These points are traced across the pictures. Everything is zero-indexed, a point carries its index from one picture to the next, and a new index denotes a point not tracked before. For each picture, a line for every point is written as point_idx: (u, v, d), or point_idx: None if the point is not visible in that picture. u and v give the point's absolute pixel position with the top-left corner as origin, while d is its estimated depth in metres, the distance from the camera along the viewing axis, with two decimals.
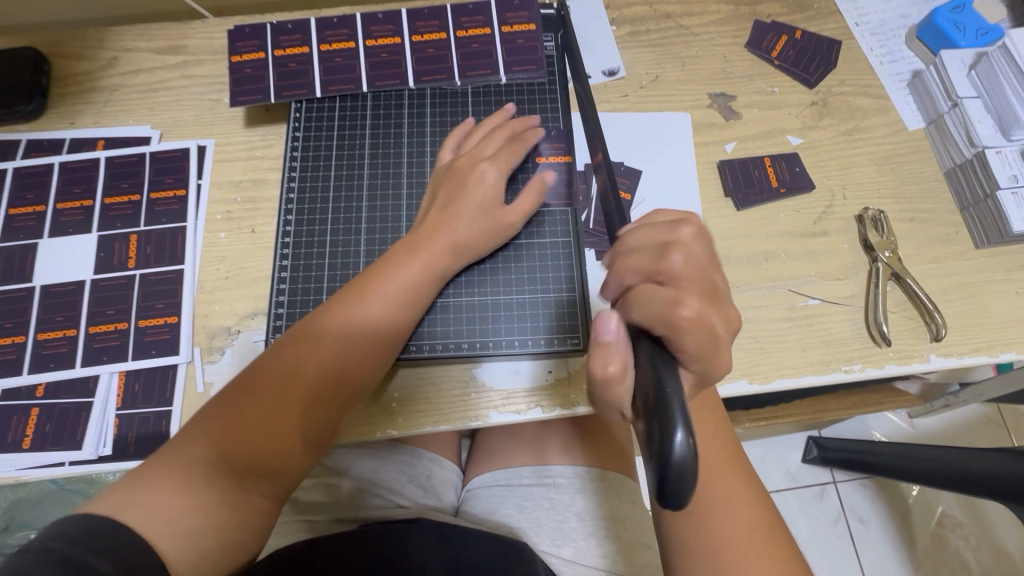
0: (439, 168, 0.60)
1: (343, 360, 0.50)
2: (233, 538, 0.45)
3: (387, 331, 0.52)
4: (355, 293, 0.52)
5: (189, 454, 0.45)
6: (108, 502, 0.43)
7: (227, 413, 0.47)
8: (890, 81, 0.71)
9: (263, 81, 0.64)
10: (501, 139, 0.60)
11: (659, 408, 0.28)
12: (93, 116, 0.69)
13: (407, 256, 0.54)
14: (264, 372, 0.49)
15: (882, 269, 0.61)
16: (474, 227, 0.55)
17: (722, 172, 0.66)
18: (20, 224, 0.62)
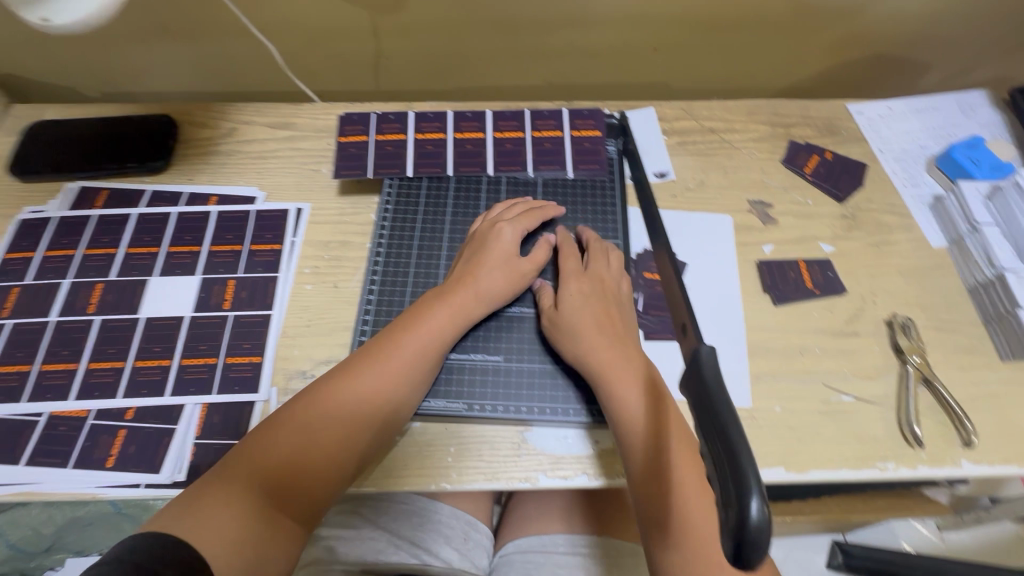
0: (470, 232, 0.69)
1: (371, 389, 0.56)
2: (270, 557, 0.49)
3: (416, 363, 0.58)
4: (389, 334, 0.60)
5: (234, 474, 0.51)
6: (169, 518, 0.48)
7: (267, 439, 0.53)
8: (913, 202, 0.79)
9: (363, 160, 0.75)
10: (521, 209, 0.70)
11: (737, 478, 0.32)
12: (208, 175, 0.79)
13: (435, 304, 0.62)
14: (301, 402, 0.55)
15: (912, 372, 0.66)
16: (499, 282, 0.63)
17: (761, 271, 0.73)
18: (136, 261, 0.71)
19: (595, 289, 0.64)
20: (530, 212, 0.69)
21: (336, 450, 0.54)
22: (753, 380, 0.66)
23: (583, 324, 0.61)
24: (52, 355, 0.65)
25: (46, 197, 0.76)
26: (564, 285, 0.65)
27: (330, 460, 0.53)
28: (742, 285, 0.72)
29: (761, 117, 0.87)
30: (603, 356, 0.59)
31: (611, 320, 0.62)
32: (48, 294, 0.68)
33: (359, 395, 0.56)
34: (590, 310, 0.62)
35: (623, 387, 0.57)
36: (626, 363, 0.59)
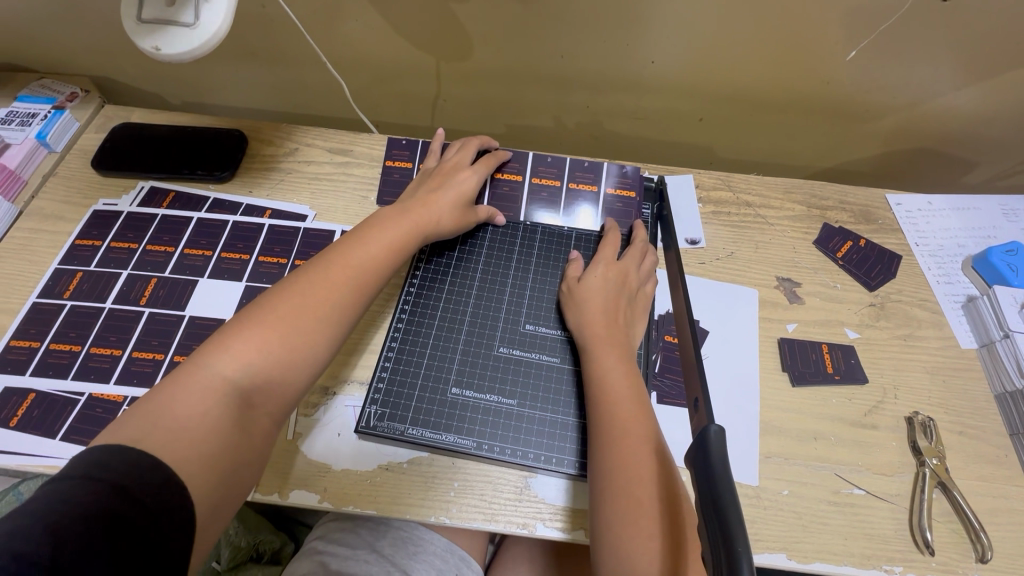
0: (425, 175, 0.76)
1: (340, 284, 0.60)
2: (243, 455, 0.50)
3: (384, 265, 0.64)
4: (356, 244, 0.64)
5: (199, 375, 0.50)
6: (129, 426, 0.46)
7: (228, 335, 0.54)
8: (946, 301, 0.79)
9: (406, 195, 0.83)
10: (473, 154, 0.78)
11: (730, 562, 0.32)
12: (266, 190, 0.85)
13: (389, 225, 0.67)
14: (258, 306, 0.57)
15: (928, 475, 0.64)
16: (453, 213, 0.72)
17: (781, 349, 0.73)
18: (190, 262, 0.76)
19: (616, 276, 0.69)
20: (482, 160, 0.78)
21: (307, 335, 0.56)
22: (762, 460, 0.66)
23: (591, 297, 0.67)
24: (101, 339, 0.69)
25: (120, 192, 0.83)
26: (592, 265, 0.71)
27: (300, 347, 0.56)
28: (761, 361, 0.73)
29: (797, 196, 0.88)
30: (601, 331, 0.65)
31: (620, 302, 0.67)
32: (107, 282, 0.74)
33: (322, 297, 0.59)
34: (607, 291, 0.68)
35: (605, 362, 0.62)
36: (617, 342, 0.64)
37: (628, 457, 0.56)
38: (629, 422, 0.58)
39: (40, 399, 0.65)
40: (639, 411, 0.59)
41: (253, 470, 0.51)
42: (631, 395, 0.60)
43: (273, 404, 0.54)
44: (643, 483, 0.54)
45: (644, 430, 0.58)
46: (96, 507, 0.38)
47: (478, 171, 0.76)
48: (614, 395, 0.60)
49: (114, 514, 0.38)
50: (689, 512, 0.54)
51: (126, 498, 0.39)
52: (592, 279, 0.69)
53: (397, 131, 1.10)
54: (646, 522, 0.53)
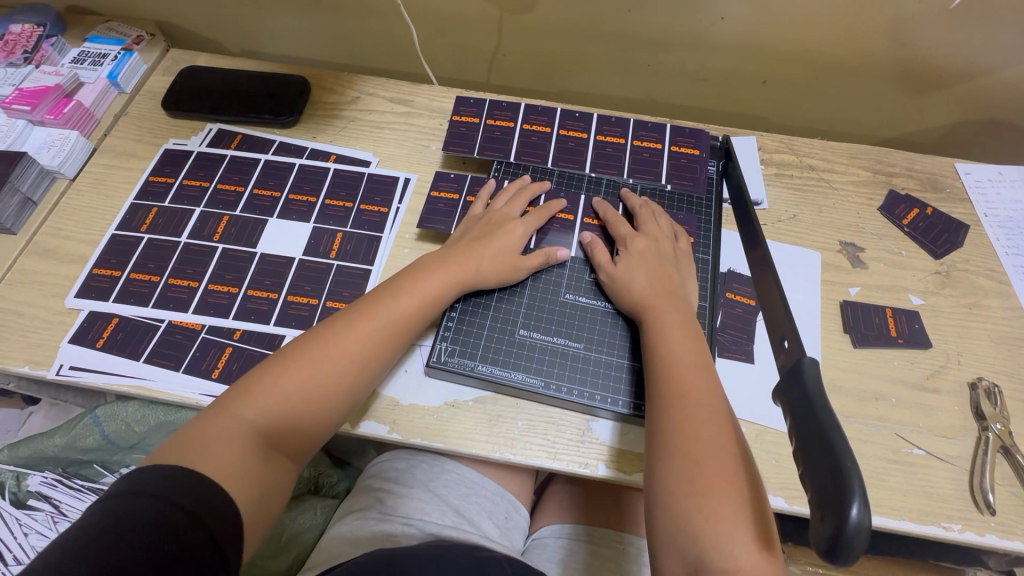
0: (472, 218, 0.71)
1: (368, 340, 0.60)
2: (270, 490, 0.52)
3: (414, 318, 0.63)
4: (389, 293, 0.63)
5: (230, 411, 0.53)
6: (170, 455, 0.49)
7: (260, 381, 0.55)
8: (1014, 273, 0.77)
9: (461, 178, 0.78)
10: (523, 200, 0.72)
11: (839, 483, 0.33)
12: (330, 136, 0.86)
13: (428, 272, 0.65)
14: (290, 353, 0.58)
15: (991, 439, 0.64)
16: (498, 264, 0.66)
17: (844, 311, 0.73)
18: (259, 202, 0.78)
19: (648, 250, 0.67)
20: (536, 210, 0.72)
21: (331, 393, 0.57)
22: None
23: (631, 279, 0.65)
24: (178, 272, 0.72)
25: (189, 133, 0.85)
26: (621, 244, 0.69)
27: (323, 401, 0.56)
28: (822, 322, 0.73)
29: (862, 162, 0.86)
30: (652, 305, 0.63)
31: (664, 275, 0.65)
32: (181, 218, 0.76)
33: (350, 346, 0.59)
34: (646, 266, 0.66)
35: (667, 329, 0.61)
36: (672, 311, 0.62)
37: (688, 416, 0.54)
38: (690, 379, 0.56)
39: (123, 324, 0.68)
40: (701, 370, 0.57)
41: (280, 500, 0.54)
42: (692, 353, 0.58)
43: (297, 444, 0.56)
44: (704, 443, 0.52)
45: (706, 388, 0.56)
46: (152, 515, 0.42)
47: (531, 223, 0.70)
48: (674, 354, 0.58)
49: (175, 522, 0.43)
50: (757, 482, 0.50)
51: (182, 509, 0.44)
52: (618, 267, 0.67)
53: (449, 84, 1.09)
54: (711, 481, 0.49)
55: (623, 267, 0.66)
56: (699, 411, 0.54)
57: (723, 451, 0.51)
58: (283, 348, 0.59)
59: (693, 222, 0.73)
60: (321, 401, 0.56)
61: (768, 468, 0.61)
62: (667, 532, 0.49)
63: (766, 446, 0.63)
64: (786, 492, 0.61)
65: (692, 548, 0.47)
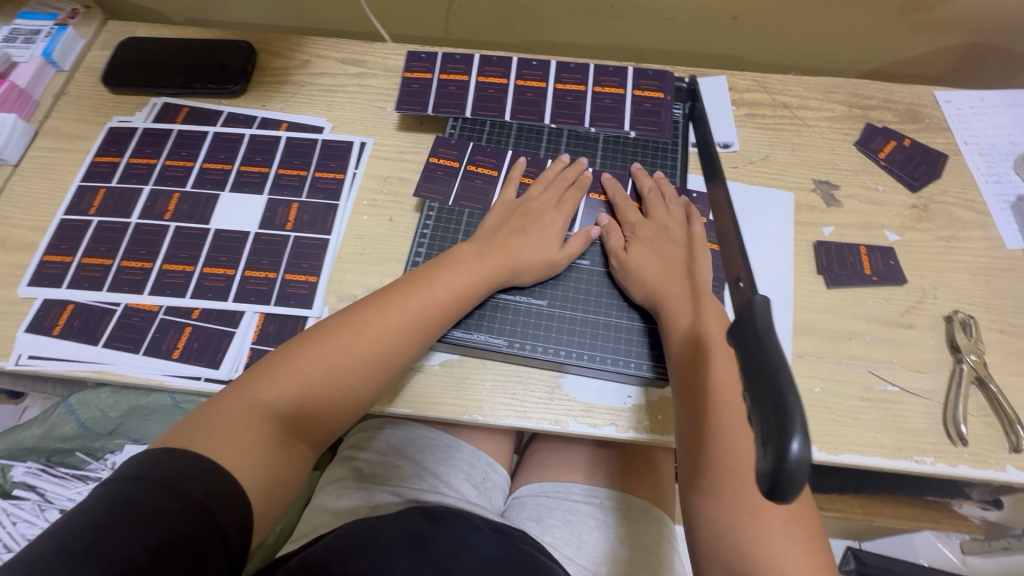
0: (505, 204, 0.68)
1: (397, 335, 0.58)
2: (282, 479, 0.51)
3: (444, 310, 0.60)
4: (421, 282, 0.61)
5: (251, 394, 0.53)
6: (188, 433, 0.49)
7: (283, 369, 0.55)
8: (994, 201, 0.75)
9: (463, 145, 0.73)
10: (562, 189, 0.69)
11: (780, 418, 0.32)
12: (281, 103, 0.82)
13: (461, 260, 0.63)
14: (317, 343, 0.57)
15: (966, 371, 0.63)
16: (531, 259, 0.64)
17: (818, 252, 0.71)
18: (210, 176, 0.75)
19: (660, 236, 0.65)
20: (568, 196, 0.68)
21: (355, 389, 0.56)
22: (795, 359, 0.65)
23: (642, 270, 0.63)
24: (131, 253, 0.70)
25: (134, 109, 0.81)
26: (631, 230, 0.66)
27: (348, 395, 0.56)
28: (795, 264, 0.71)
29: (838, 96, 0.83)
30: (670, 295, 0.61)
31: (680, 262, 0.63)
32: (130, 198, 0.73)
33: (376, 340, 0.57)
34: (659, 253, 0.64)
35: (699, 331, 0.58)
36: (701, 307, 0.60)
37: (732, 428, 0.53)
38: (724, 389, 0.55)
39: (79, 310, 0.67)
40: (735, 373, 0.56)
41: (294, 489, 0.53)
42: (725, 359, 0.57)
43: (316, 432, 0.55)
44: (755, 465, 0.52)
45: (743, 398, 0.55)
46: (156, 506, 0.41)
47: (567, 212, 0.67)
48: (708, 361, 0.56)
49: (180, 514, 0.42)
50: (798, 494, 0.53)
51: (187, 500, 0.43)
52: (629, 254, 0.64)
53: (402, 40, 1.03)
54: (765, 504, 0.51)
55: (634, 255, 0.64)
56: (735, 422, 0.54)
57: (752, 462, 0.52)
58: (307, 336, 0.58)
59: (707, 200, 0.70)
60: (345, 396, 0.56)
61: None
62: (718, 549, 0.51)
63: None
64: None
65: (739, 562, 0.49)
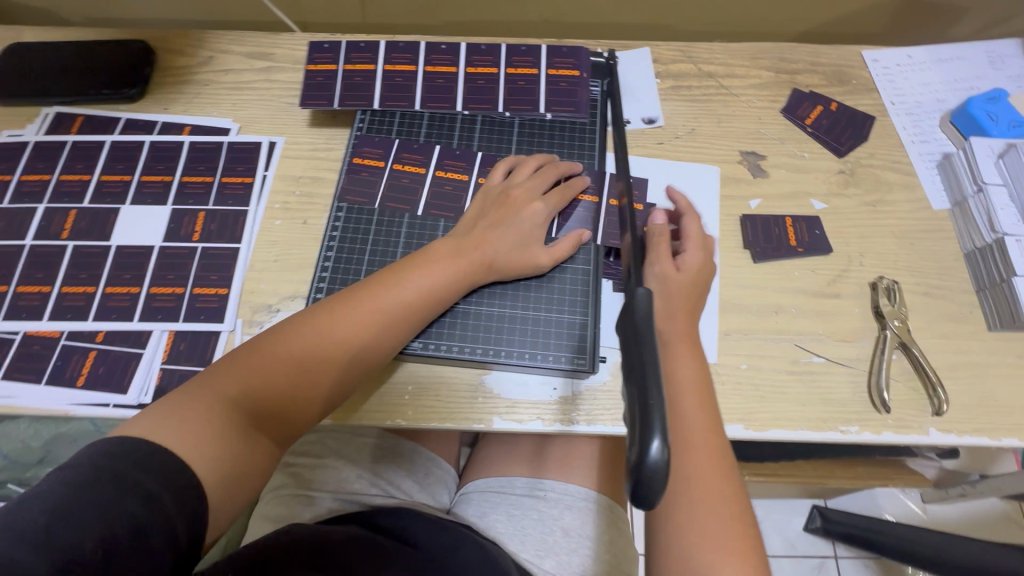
0: (490, 189, 0.64)
1: (375, 331, 0.54)
2: (244, 476, 0.49)
3: (427, 304, 0.57)
4: (402, 272, 0.57)
5: (219, 385, 0.51)
6: (152, 418, 0.48)
7: (251, 363, 0.52)
8: (920, 161, 0.74)
9: (388, 142, 0.69)
10: (550, 178, 0.65)
11: (642, 420, 0.31)
12: (183, 104, 0.77)
13: (443, 249, 0.59)
14: (289, 338, 0.53)
15: (890, 338, 0.63)
16: (510, 251, 0.60)
17: (744, 226, 0.70)
18: (109, 189, 0.71)
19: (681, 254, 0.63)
20: (557, 188, 0.65)
21: (327, 387, 0.53)
22: (722, 337, 0.64)
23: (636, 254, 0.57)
24: (27, 278, 0.66)
25: (23, 121, 0.76)
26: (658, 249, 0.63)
27: (320, 394, 0.53)
28: (721, 240, 0.69)
29: (764, 62, 0.80)
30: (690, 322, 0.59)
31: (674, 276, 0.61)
32: (23, 218, 0.69)
33: (352, 336, 0.54)
34: (684, 273, 0.61)
35: (677, 363, 0.55)
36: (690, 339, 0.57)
37: (692, 449, 0.51)
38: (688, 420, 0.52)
39: None
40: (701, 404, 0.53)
41: (255, 490, 0.51)
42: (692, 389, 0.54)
43: (283, 431, 0.53)
44: (717, 495, 0.49)
45: (709, 422, 0.52)
46: (108, 494, 0.40)
47: (551, 201, 0.63)
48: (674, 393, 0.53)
49: (128, 503, 0.40)
50: (758, 528, 0.49)
51: (139, 489, 0.42)
52: (670, 276, 0.61)
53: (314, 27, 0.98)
54: (721, 535, 0.47)
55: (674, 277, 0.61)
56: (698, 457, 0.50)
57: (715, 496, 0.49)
58: (279, 329, 0.55)
59: (645, 184, 0.71)
60: (315, 396, 0.53)
61: None
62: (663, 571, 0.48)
63: None
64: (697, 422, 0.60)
65: None
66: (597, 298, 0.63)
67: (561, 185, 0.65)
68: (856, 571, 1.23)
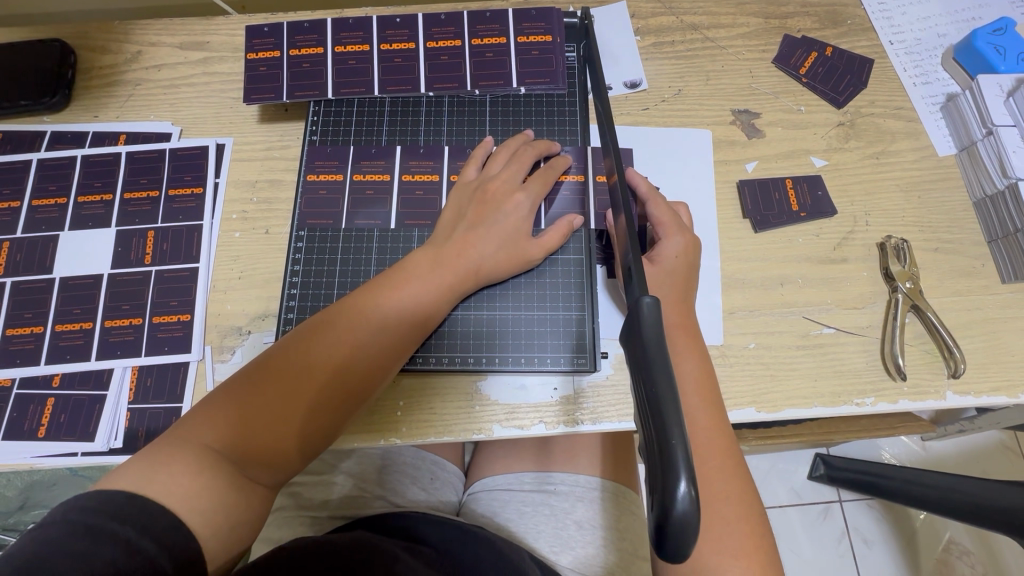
0: (464, 185, 0.58)
1: (369, 348, 0.49)
2: (241, 520, 0.43)
3: (421, 314, 0.52)
4: (388, 283, 0.52)
5: (196, 438, 0.43)
6: (129, 474, 0.41)
7: (231, 405, 0.45)
8: (923, 105, 0.69)
9: (342, 152, 0.63)
10: (531, 160, 0.59)
11: (663, 460, 0.28)
12: (115, 109, 0.69)
13: (429, 253, 0.53)
14: (268, 373, 0.47)
15: (901, 300, 0.60)
16: (499, 251, 0.55)
17: (742, 193, 0.65)
18: (43, 215, 0.64)
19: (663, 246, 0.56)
20: (538, 173, 0.58)
21: (324, 418, 0.47)
22: (726, 317, 0.60)
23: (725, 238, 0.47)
24: None
25: None
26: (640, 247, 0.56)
27: (316, 426, 0.47)
28: (719, 211, 0.65)
29: (752, 7, 0.74)
30: (679, 319, 0.53)
31: (660, 268, 0.55)
32: None
33: (343, 359, 0.48)
34: (667, 267, 0.55)
35: (679, 358, 0.51)
36: (688, 333, 0.53)
37: (699, 450, 0.47)
38: (692, 419, 0.48)
39: None
40: (705, 399, 0.50)
41: (254, 532, 0.45)
42: (694, 385, 0.50)
43: (281, 472, 0.46)
44: (725, 497, 0.46)
45: (712, 420, 0.49)
46: (84, 545, 0.35)
47: (537, 187, 0.58)
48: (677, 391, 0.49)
49: (113, 562, 0.35)
50: (769, 528, 0.47)
51: (122, 543, 0.36)
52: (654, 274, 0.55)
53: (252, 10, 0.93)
54: (732, 539, 0.45)
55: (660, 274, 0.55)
56: (707, 459, 0.47)
57: (725, 502, 0.46)
58: (255, 364, 0.48)
59: (629, 154, 0.66)
60: (312, 432, 0.47)
61: None
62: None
63: None
64: None
65: None
66: (593, 288, 0.59)
67: (542, 168, 0.59)
68: (861, 513, 1.15)
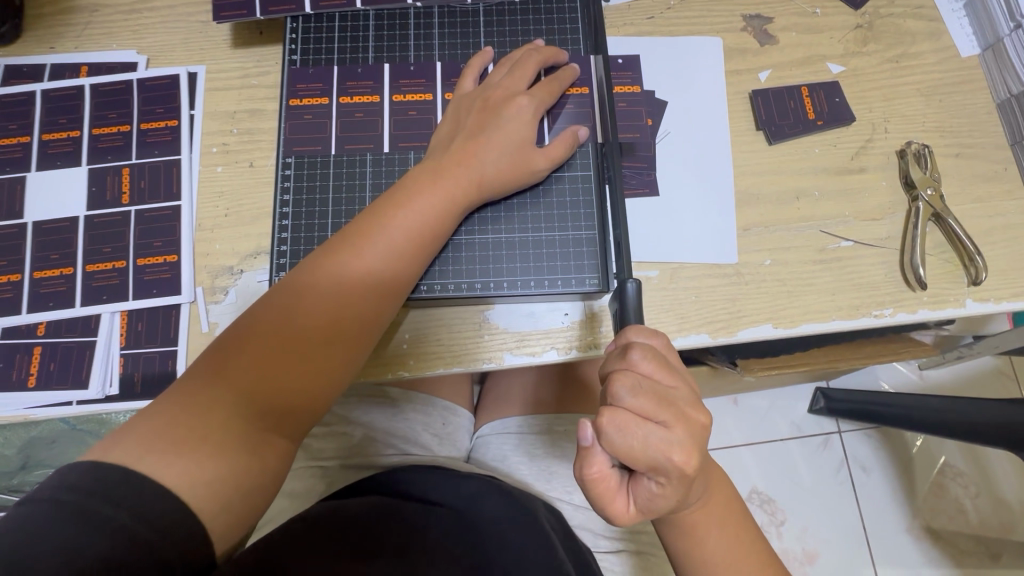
0: (462, 100, 0.54)
1: (376, 275, 0.46)
2: (253, 484, 0.41)
3: (426, 235, 0.49)
4: (388, 204, 0.48)
5: (200, 390, 0.41)
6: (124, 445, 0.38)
7: (236, 345, 0.43)
8: (944, 2, 0.64)
9: (326, 74, 0.58)
10: (533, 68, 0.54)
11: None
12: (72, 38, 0.63)
13: (430, 170, 0.50)
14: (274, 309, 0.44)
15: (922, 209, 0.57)
16: (503, 160, 0.51)
17: (755, 104, 0.61)
18: (6, 156, 0.59)
19: None
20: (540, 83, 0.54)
21: (336, 351, 0.45)
22: (741, 234, 0.58)
23: (627, 416, 0.38)
24: None
25: None
26: None
27: (329, 360, 0.45)
28: (731, 124, 0.61)
29: None
30: None
31: None
32: None
33: (351, 286, 0.45)
34: None
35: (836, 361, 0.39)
36: None
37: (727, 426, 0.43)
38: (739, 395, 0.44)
39: None
40: None
41: (270, 492, 0.43)
42: None
43: (295, 421, 0.44)
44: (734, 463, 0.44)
45: None
46: (73, 537, 0.33)
47: (540, 95, 0.53)
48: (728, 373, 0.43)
49: (108, 552, 0.33)
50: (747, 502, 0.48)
51: (115, 530, 0.34)
52: None
53: None
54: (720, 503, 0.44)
55: None
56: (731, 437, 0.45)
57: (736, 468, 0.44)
58: (258, 303, 0.45)
59: (636, 63, 0.62)
60: (323, 370, 0.44)
61: (686, 306, 0.56)
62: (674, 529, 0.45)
63: (682, 283, 0.57)
64: (711, 327, 0.56)
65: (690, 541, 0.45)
66: (603, 207, 0.56)
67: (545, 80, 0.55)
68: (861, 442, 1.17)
